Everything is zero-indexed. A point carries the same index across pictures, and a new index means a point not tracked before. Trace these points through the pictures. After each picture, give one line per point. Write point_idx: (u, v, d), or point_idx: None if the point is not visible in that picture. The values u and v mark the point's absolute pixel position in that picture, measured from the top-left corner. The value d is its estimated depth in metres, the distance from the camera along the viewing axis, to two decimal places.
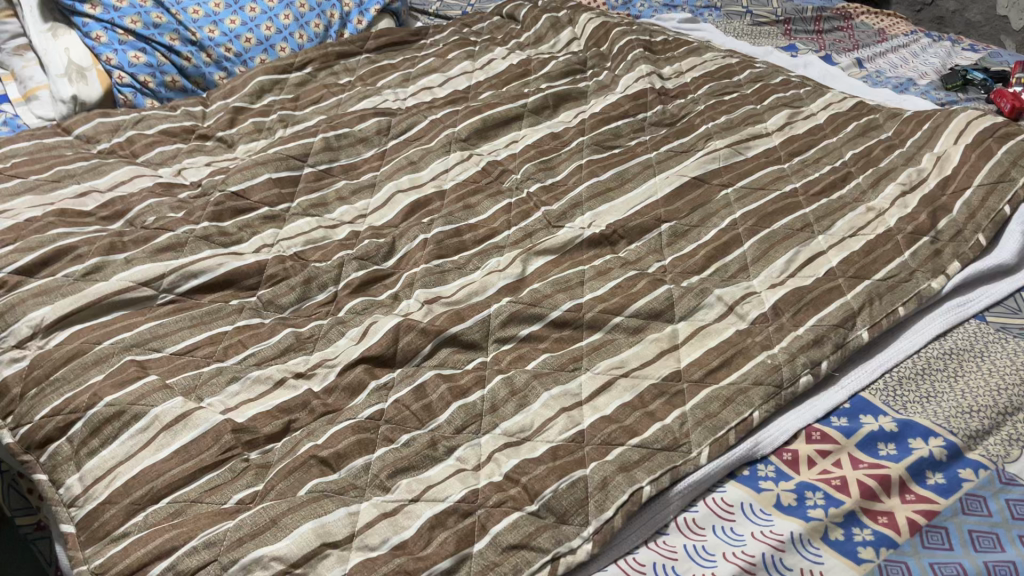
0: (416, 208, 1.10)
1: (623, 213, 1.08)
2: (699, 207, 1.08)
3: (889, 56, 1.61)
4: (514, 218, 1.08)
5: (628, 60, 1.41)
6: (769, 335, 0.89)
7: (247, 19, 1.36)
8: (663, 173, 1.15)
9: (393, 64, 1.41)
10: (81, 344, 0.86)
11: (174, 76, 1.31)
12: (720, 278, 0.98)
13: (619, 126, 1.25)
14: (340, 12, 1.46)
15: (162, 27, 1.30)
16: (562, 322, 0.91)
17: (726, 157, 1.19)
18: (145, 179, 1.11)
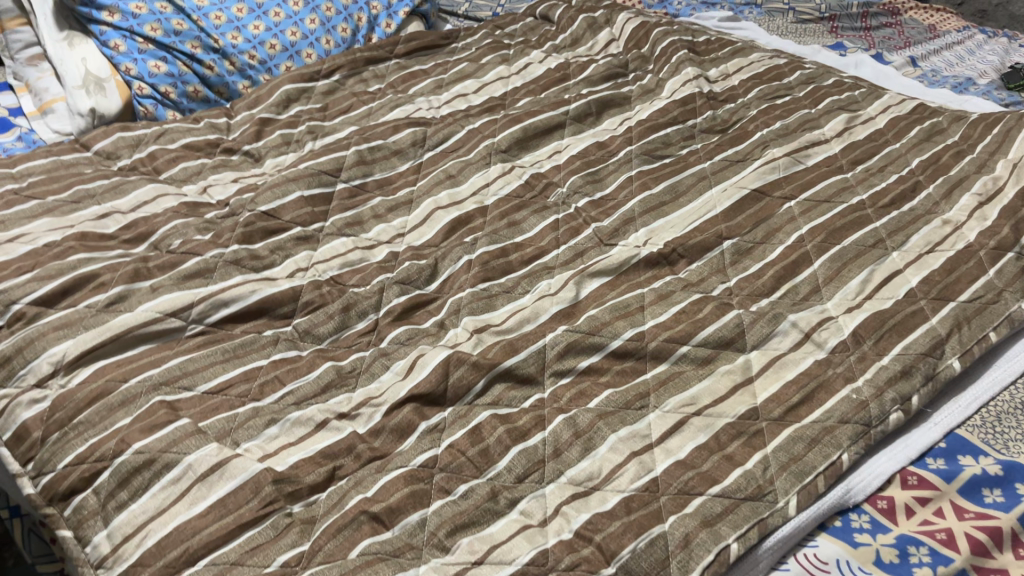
0: (457, 226, 1.03)
1: (680, 229, 1.00)
2: (762, 222, 1.01)
3: (944, 53, 1.53)
4: (563, 235, 1.01)
5: (673, 63, 1.33)
6: (851, 366, 0.82)
7: (271, 24, 1.30)
8: (719, 186, 1.07)
9: (425, 70, 1.34)
10: (105, 384, 0.80)
11: (196, 86, 1.23)
12: (791, 302, 0.91)
13: (668, 134, 1.18)
14: (368, 15, 1.39)
15: (184, 35, 1.23)
16: (624, 352, 0.84)
17: (786, 166, 1.11)
18: (169, 198, 1.04)
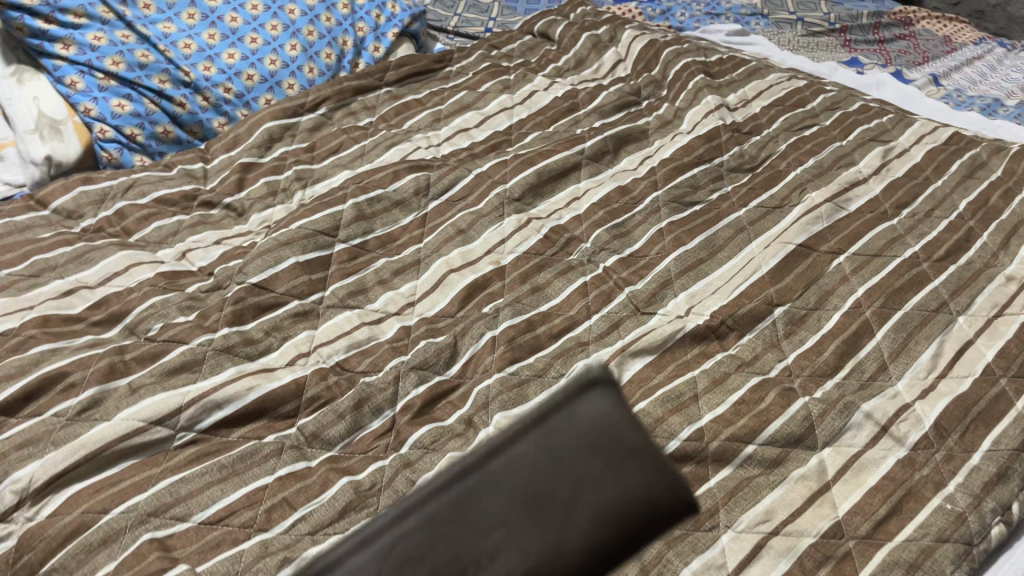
0: (474, 291, 0.92)
1: (725, 295, 0.90)
2: (812, 283, 0.92)
3: (965, 70, 1.44)
4: (594, 302, 0.90)
5: (690, 90, 1.23)
6: (938, 468, 0.73)
7: (248, 52, 1.16)
8: (760, 239, 0.97)
9: (419, 100, 1.22)
10: (82, 517, 0.67)
11: (166, 126, 1.09)
12: (858, 382, 0.81)
13: (696, 175, 1.07)
14: (354, 38, 1.26)
15: (149, 68, 1.09)
16: (683, 456, 0.74)
17: (829, 214, 1.01)
18: (143, 267, 0.91)
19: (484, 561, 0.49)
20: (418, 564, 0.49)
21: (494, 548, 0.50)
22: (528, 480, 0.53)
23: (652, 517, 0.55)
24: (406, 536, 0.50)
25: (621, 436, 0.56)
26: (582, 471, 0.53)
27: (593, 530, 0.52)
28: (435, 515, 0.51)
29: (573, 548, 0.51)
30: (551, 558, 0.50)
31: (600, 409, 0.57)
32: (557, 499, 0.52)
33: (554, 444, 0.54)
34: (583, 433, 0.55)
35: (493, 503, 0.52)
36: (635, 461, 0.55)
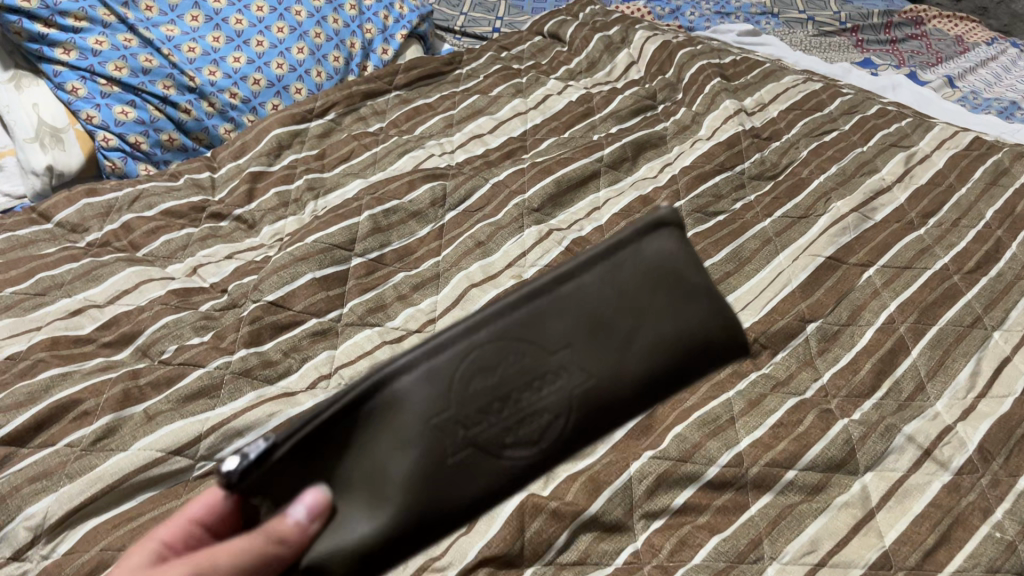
0: None
1: (755, 311, 0.88)
2: (843, 298, 0.89)
3: (980, 71, 1.42)
4: None
5: (706, 94, 1.21)
6: (984, 494, 0.71)
7: (254, 56, 1.12)
8: (787, 251, 0.95)
9: (430, 105, 1.19)
10: (101, 555, 0.64)
11: (171, 133, 1.06)
12: (896, 403, 0.79)
13: (718, 183, 1.05)
14: (362, 41, 1.22)
15: (153, 73, 1.05)
16: (723, 483, 0.72)
17: (856, 224, 0.99)
18: (154, 284, 0.88)
19: (540, 383, 0.46)
20: (488, 376, 0.45)
21: (557, 367, 0.47)
22: (596, 302, 0.48)
23: (707, 355, 0.52)
24: (461, 361, 0.45)
25: (685, 272, 0.51)
26: (642, 304, 0.49)
27: (649, 355, 0.49)
28: (496, 340, 0.45)
29: (630, 376, 0.49)
30: (606, 380, 0.48)
31: (662, 252, 0.50)
32: (620, 329, 0.48)
33: (623, 270, 0.49)
34: (653, 267, 0.49)
35: (557, 326, 0.47)
36: (697, 294, 0.51)
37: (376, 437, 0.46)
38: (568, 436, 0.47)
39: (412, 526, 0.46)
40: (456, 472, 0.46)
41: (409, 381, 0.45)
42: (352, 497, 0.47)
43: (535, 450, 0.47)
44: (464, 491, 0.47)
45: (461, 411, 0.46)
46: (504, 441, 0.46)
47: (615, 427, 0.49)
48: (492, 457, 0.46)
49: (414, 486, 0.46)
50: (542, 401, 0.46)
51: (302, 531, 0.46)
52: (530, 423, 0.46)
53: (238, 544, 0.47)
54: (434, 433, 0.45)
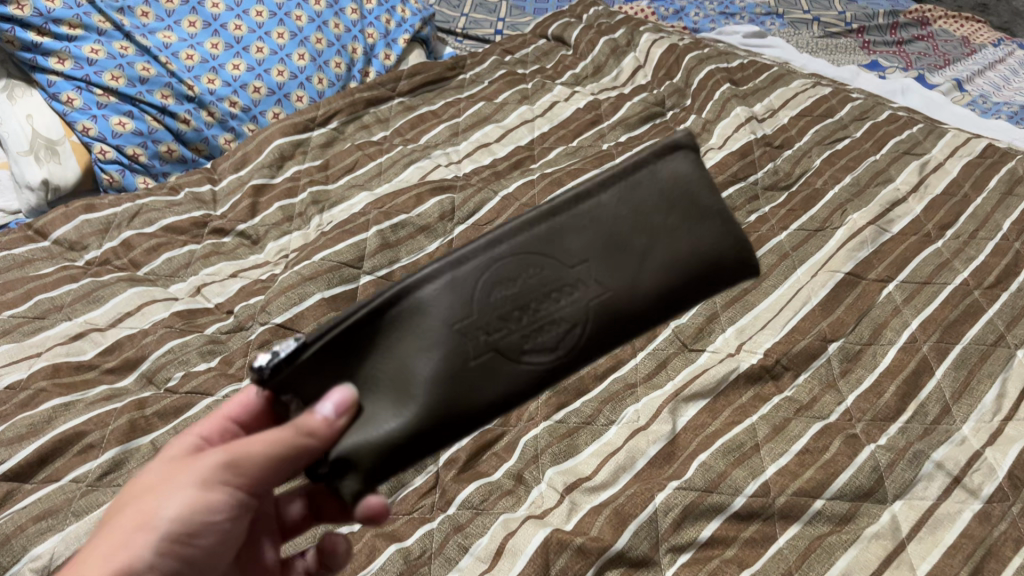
0: None
1: (775, 331, 0.86)
2: (864, 315, 0.88)
3: (988, 74, 1.40)
4: (638, 339, 0.86)
5: (716, 100, 1.18)
6: (1017, 523, 0.70)
7: (254, 62, 1.09)
8: (805, 267, 0.93)
9: (434, 112, 1.16)
10: None
11: (170, 144, 1.03)
12: (922, 427, 0.78)
13: (731, 195, 1.03)
14: (364, 46, 1.19)
15: (151, 82, 1.02)
16: (749, 513, 0.70)
17: (874, 238, 0.97)
18: (157, 306, 0.85)
19: (558, 295, 0.50)
20: (508, 288, 0.49)
21: (574, 281, 0.50)
22: (611, 221, 0.51)
23: (721, 272, 0.54)
24: (485, 273, 0.49)
25: (702, 193, 0.53)
26: (657, 223, 0.52)
27: (665, 269, 0.52)
28: (518, 255, 0.49)
29: (646, 288, 0.52)
30: (622, 292, 0.51)
31: (677, 174, 0.52)
32: (637, 246, 0.51)
33: (642, 193, 0.52)
34: (672, 188, 0.52)
35: (575, 245, 0.50)
36: (715, 211, 0.54)
37: (401, 341, 0.49)
38: (585, 344, 0.51)
39: (434, 424, 0.50)
40: (477, 374, 0.50)
41: (436, 289, 0.49)
42: (379, 397, 0.50)
43: (553, 355, 0.50)
44: (484, 394, 0.50)
45: (483, 318, 0.49)
46: (523, 346, 0.50)
47: (631, 337, 0.52)
48: (511, 361, 0.50)
49: (438, 386, 0.49)
50: (560, 311, 0.50)
51: (331, 425, 0.48)
52: (548, 330, 0.50)
53: (270, 435, 0.48)
54: (459, 338, 0.49)
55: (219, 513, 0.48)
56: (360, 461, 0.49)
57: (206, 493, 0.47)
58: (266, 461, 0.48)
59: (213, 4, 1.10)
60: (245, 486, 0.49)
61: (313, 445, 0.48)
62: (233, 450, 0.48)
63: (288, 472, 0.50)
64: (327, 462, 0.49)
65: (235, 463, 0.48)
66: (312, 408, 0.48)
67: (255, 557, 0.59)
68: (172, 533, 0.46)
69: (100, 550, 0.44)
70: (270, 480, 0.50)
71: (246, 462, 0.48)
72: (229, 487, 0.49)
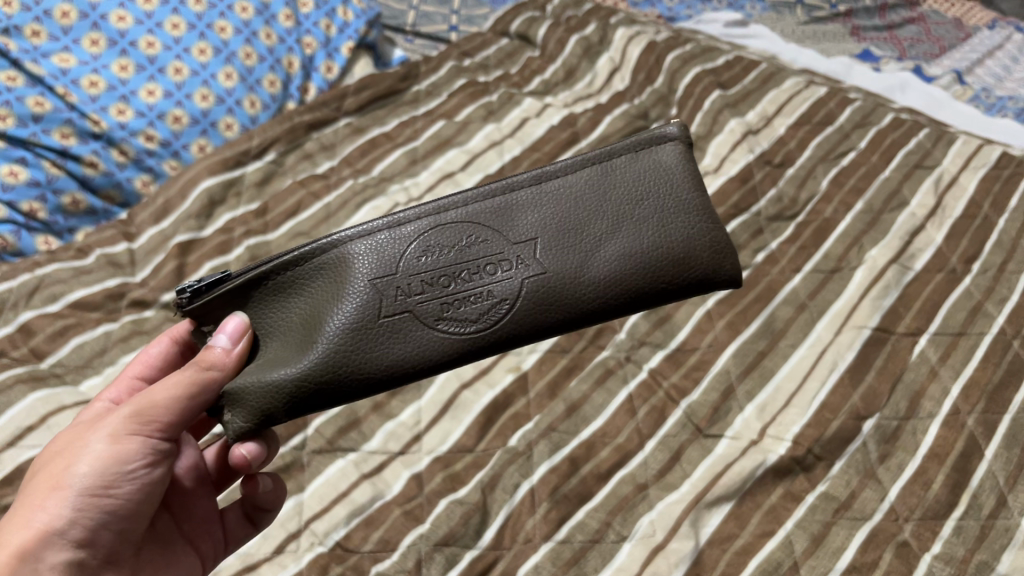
0: (495, 414, 0.74)
1: (801, 405, 0.74)
2: (898, 382, 0.77)
3: (987, 63, 1.30)
4: (645, 422, 0.73)
5: (706, 110, 1.06)
6: None
7: (172, 87, 0.92)
8: (825, 319, 0.82)
9: (388, 135, 1.01)
10: None
11: (75, 194, 0.86)
12: (981, 526, 0.67)
13: (734, 231, 0.91)
14: (301, 58, 1.03)
15: (47, 120, 0.85)
16: None
17: (897, 280, 0.86)
18: (67, 415, 0.70)
19: (492, 265, 0.52)
20: (437, 253, 0.52)
21: (512, 257, 0.52)
22: (568, 197, 0.53)
23: (683, 273, 0.54)
24: (425, 231, 0.52)
25: (677, 188, 0.54)
26: (616, 210, 0.54)
27: (614, 259, 0.53)
28: (462, 219, 0.52)
29: (590, 275, 0.52)
30: (561, 274, 0.52)
31: (654, 165, 0.55)
32: (591, 233, 0.53)
33: (608, 179, 0.54)
34: (641, 180, 0.54)
35: (523, 218, 0.53)
36: (683, 214, 0.54)
37: (322, 293, 0.52)
38: (509, 323, 0.52)
39: (346, 383, 0.51)
40: (393, 337, 0.51)
41: (377, 244, 0.52)
42: (292, 342, 0.52)
43: (473, 327, 0.52)
44: (399, 359, 0.52)
45: (407, 280, 0.51)
46: (442, 313, 0.52)
47: (563, 325, 0.53)
48: (428, 327, 0.51)
49: (355, 343, 0.51)
50: (489, 284, 0.52)
51: (229, 355, 0.51)
52: (473, 300, 0.52)
53: (171, 377, 0.51)
54: (382, 294, 0.51)
55: (135, 462, 0.50)
56: (257, 408, 0.51)
57: (115, 448, 0.50)
58: (174, 408, 0.51)
59: (118, 16, 0.91)
60: (160, 431, 0.51)
61: (216, 379, 0.51)
62: (137, 406, 0.51)
63: (199, 411, 0.52)
64: (219, 397, 0.52)
65: (141, 413, 0.50)
66: (209, 341, 0.52)
67: (190, 506, 0.59)
68: (86, 490, 0.49)
69: (20, 517, 0.48)
70: (186, 420, 0.52)
71: (153, 411, 0.51)
72: (142, 436, 0.51)
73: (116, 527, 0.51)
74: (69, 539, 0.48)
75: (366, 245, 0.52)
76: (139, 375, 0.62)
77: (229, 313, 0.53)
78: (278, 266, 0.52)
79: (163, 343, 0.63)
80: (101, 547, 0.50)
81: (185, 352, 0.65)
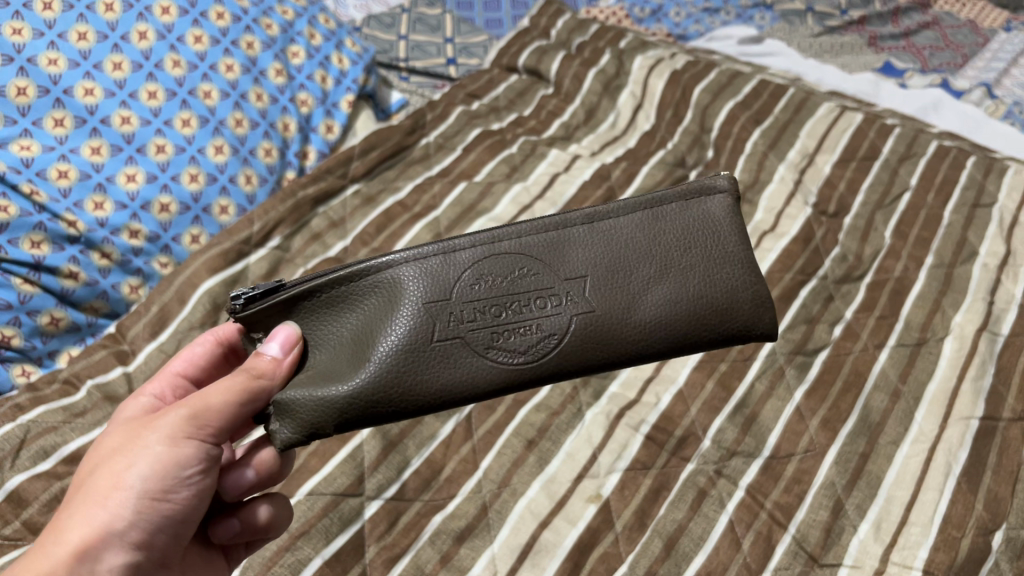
0: (582, 558, 0.64)
1: (922, 520, 0.66)
2: (1018, 482, 0.68)
3: (1013, 72, 1.22)
4: (753, 555, 0.64)
5: (750, 153, 0.98)
6: None
7: (155, 169, 0.79)
8: (924, 408, 0.74)
9: (403, 202, 0.89)
10: None
11: (53, 312, 0.73)
12: None
13: (804, 302, 0.83)
14: (297, 118, 0.92)
15: (14, 227, 0.71)
16: None
17: (991, 352, 0.78)
18: None
19: (543, 299, 0.47)
20: (490, 278, 0.47)
21: (563, 291, 0.47)
22: (622, 232, 0.49)
23: (728, 322, 0.49)
24: (478, 258, 0.47)
25: (727, 237, 0.50)
26: (668, 252, 0.49)
27: (661, 303, 0.48)
28: (515, 249, 0.47)
29: (636, 317, 0.48)
30: (610, 314, 0.47)
31: (706, 213, 0.50)
32: (638, 274, 0.48)
33: (660, 223, 0.49)
34: (694, 228, 0.49)
35: (579, 252, 0.48)
36: (729, 263, 0.50)
37: (372, 317, 0.47)
38: (557, 360, 0.47)
39: (390, 409, 0.46)
40: (440, 366, 0.46)
41: (429, 268, 0.47)
42: (336, 367, 0.47)
43: (521, 359, 0.47)
44: (443, 390, 0.46)
45: (457, 307, 0.47)
46: (493, 343, 0.47)
47: (608, 365, 0.48)
48: (477, 356, 0.46)
49: (400, 369, 0.46)
50: (539, 314, 0.47)
51: (280, 365, 0.47)
52: (523, 332, 0.47)
53: (223, 381, 0.47)
54: (434, 320, 0.46)
55: (192, 468, 0.46)
56: (308, 422, 0.46)
57: (173, 450, 0.45)
58: (232, 410, 0.47)
59: (85, 89, 0.76)
60: (215, 435, 0.47)
61: (266, 388, 0.47)
62: (198, 403, 0.46)
63: (248, 417, 0.48)
64: (272, 405, 0.47)
65: (197, 416, 0.46)
66: (259, 349, 0.48)
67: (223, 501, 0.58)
68: (148, 491, 0.45)
69: (77, 511, 0.44)
70: (237, 425, 0.48)
71: (209, 415, 0.46)
72: (199, 440, 0.46)
73: (173, 530, 0.48)
74: (129, 541, 0.45)
75: (418, 269, 0.47)
76: (182, 373, 0.58)
77: (280, 322, 0.49)
78: (329, 282, 0.47)
79: (206, 343, 0.58)
80: (158, 551, 0.47)
81: (231, 355, 0.60)
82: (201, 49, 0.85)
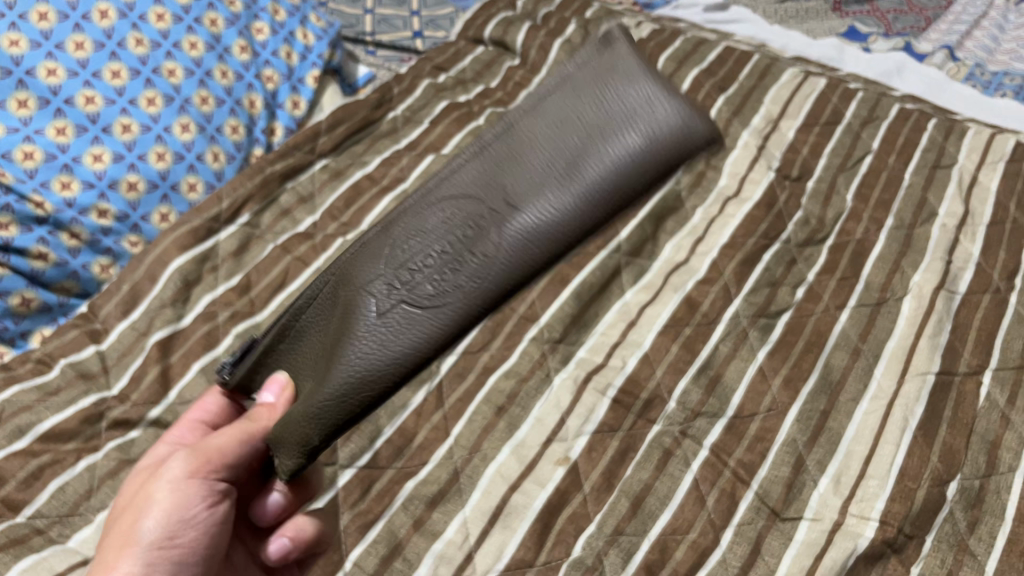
0: (551, 519, 0.66)
1: (880, 473, 0.68)
2: (971, 434, 0.71)
3: (975, 34, 1.24)
4: (717, 512, 0.67)
5: (714, 121, 1.00)
6: None
7: (121, 148, 0.79)
8: (882, 366, 0.76)
9: (371, 176, 0.90)
10: None
11: (24, 293, 0.74)
12: None
13: (768, 265, 0.85)
14: (263, 95, 0.93)
15: None
16: None
17: (947, 310, 0.80)
18: None
19: (463, 229, 0.45)
20: (415, 248, 0.46)
21: (482, 213, 0.44)
22: (522, 137, 0.46)
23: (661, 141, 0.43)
24: (393, 232, 0.47)
25: (620, 69, 0.45)
26: (573, 122, 0.45)
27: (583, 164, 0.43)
28: (427, 207, 0.46)
29: (559, 192, 0.43)
30: (533, 203, 0.44)
31: (591, 68, 0.46)
32: (548, 152, 0.45)
33: (555, 101, 0.46)
34: (588, 82, 0.46)
35: (484, 171, 0.46)
36: (647, 102, 0.44)
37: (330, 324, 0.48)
38: (499, 270, 0.43)
39: (363, 391, 0.45)
40: (389, 333, 0.45)
41: (359, 262, 0.47)
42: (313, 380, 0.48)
43: (461, 288, 0.43)
44: (403, 351, 0.44)
45: (390, 282, 0.46)
46: (430, 289, 0.44)
47: (558, 245, 0.43)
48: (419, 307, 0.44)
49: (358, 353, 0.45)
50: (464, 246, 0.44)
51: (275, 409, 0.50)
52: (454, 265, 0.44)
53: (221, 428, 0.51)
54: (372, 301, 0.46)
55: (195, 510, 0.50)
56: (295, 441, 0.46)
57: (177, 494, 0.49)
58: (233, 449, 0.50)
59: (48, 69, 0.77)
60: (220, 471, 0.50)
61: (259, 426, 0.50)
62: (204, 450, 0.50)
63: (253, 459, 0.51)
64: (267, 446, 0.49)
65: (198, 461, 0.50)
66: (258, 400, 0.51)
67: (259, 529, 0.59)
68: (157, 541, 0.49)
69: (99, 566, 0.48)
70: (245, 464, 0.51)
71: (209, 457, 0.50)
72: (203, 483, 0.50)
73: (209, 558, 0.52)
74: None
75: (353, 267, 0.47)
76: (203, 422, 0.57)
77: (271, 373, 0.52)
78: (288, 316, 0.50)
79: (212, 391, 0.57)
80: None
81: None
82: (163, 27, 0.85)
